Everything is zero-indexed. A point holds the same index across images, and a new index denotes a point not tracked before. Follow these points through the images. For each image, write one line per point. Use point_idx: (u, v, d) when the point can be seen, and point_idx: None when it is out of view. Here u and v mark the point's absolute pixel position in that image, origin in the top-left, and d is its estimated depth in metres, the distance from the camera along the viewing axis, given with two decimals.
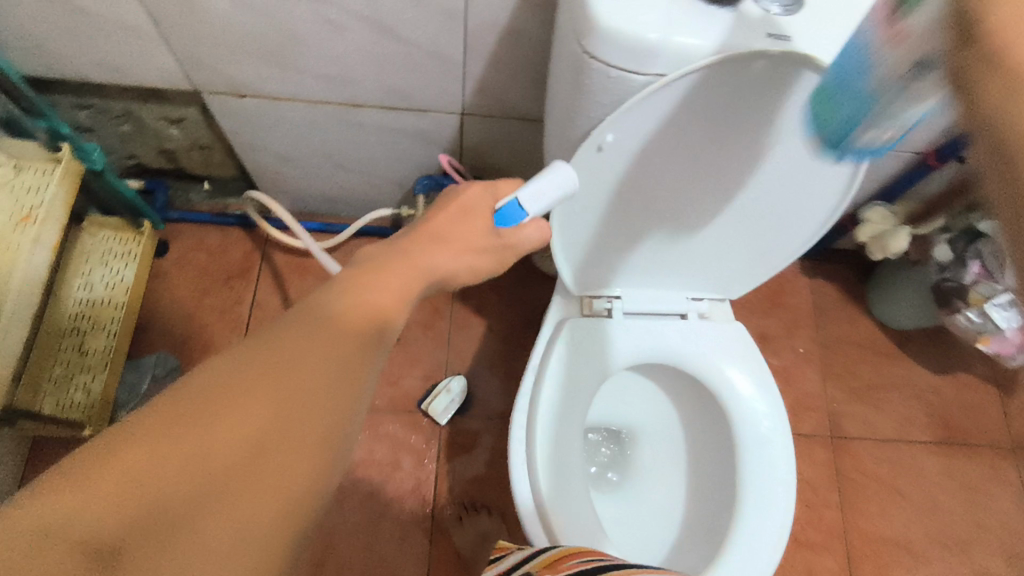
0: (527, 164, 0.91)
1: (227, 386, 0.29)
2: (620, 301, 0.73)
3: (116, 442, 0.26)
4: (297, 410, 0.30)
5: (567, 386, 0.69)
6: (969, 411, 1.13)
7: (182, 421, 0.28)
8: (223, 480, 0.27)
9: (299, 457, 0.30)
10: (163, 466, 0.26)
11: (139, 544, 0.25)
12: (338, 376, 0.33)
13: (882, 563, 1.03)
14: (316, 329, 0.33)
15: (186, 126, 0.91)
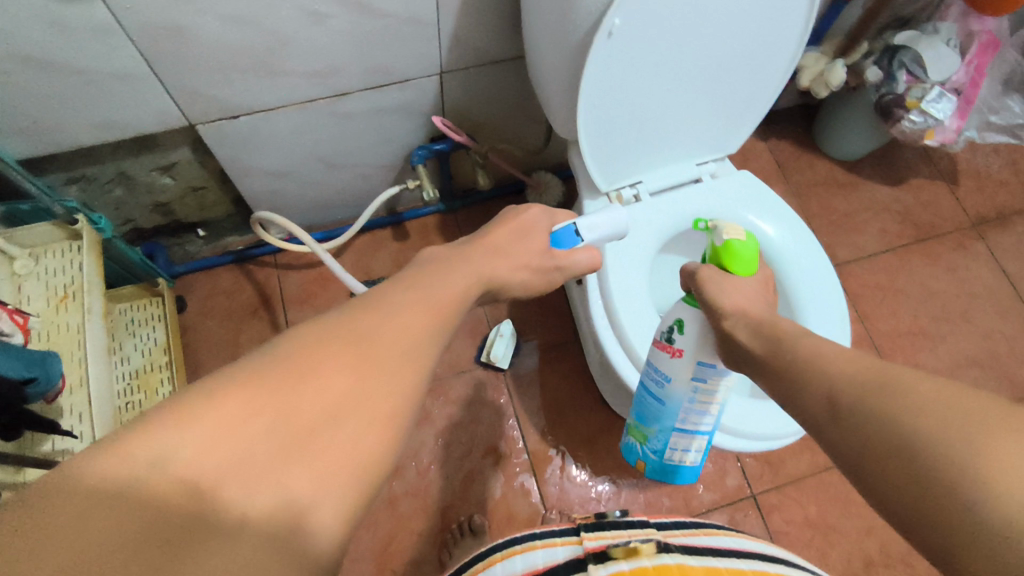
0: (507, 108, 0.98)
1: (312, 347, 0.32)
2: (642, 185, 0.83)
3: (218, 387, 0.29)
4: (371, 378, 0.32)
5: (627, 272, 0.79)
6: (929, 207, 1.29)
7: (276, 372, 0.30)
8: (306, 431, 0.29)
9: (368, 425, 0.30)
10: (254, 413, 0.28)
11: (227, 485, 0.26)
12: (406, 351, 0.34)
13: (906, 353, 1.17)
14: (392, 313, 0.36)
15: (178, 171, 0.93)
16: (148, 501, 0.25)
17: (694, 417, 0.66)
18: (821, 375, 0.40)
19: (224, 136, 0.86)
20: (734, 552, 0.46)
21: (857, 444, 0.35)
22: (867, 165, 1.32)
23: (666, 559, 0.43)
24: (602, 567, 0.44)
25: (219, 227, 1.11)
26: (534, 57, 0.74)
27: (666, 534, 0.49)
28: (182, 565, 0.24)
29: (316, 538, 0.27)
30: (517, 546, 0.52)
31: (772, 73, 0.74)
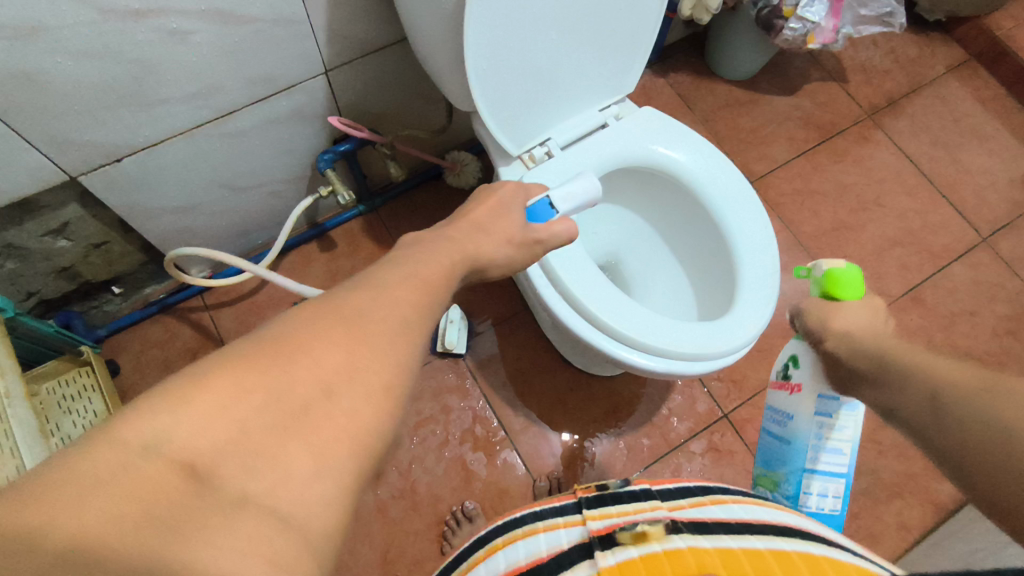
0: (404, 92, 0.96)
1: (297, 330, 0.33)
2: (552, 141, 0.83)
3: (216, 372, 0.30)
4: (361, 358, 0.33)
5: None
6: (827, 107, 1.35)
7: (268, 357, 0.31)
8: (299, 407, 0.30)
9: (360, 401, 0.31)
10: (247, 393, 0.29)
11: (225, 462, 0.28)
12: (389, 332, 0.35)
13: (834, 248, 1.23)
14: (373, 301, 0.36)
15: (72, 229, 0.87)
16: (149, 479, 0.26)
17: (826, 459, 0.57)
18: (930, 385, 0.41)
19: (112, 181, 0.81)
20: (748, 524, 0.44)
21: (972, 462, 0.36)
22: (763, 79, 1.36)
23: (675, 542, 0.42)
24: (608, 556, 0.44)
25: (135, 279, 1.05)
26: (413, 32, 0.72)
27: (671, 510, 0.49)
28: (190, 536, 0.25)
29: (320, 509, 0.28)
30: (537, 526, 0.54)
31: (649, 5, 0.75)
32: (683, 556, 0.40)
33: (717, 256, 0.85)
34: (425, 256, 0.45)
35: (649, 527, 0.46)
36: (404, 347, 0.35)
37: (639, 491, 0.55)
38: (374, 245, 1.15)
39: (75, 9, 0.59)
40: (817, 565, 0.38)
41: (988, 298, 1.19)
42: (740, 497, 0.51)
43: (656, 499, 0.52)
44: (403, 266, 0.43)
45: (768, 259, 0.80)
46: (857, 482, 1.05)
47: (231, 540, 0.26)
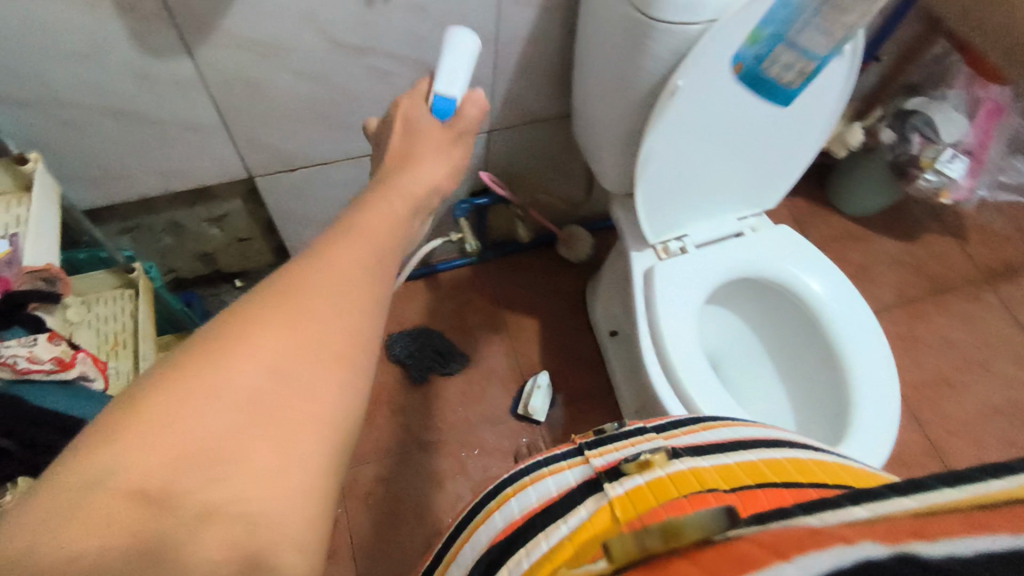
0: (547, 162, 1.03)
1: (240, 327, 0.32)
2: (687, 238, 0.86)
3: (156, 391, 0.29)
4: (308, 343, 0.33)
5: (679, 318, 0.80)
6: (941, 261, 1.34)
7: (217, 353, 0.31)
8: (248, 405, 0.30)
9: (314, 374, 0.32)
10: (187, 407, 0.29)
11: (179, 480, 0.27)
12: (338, 298, 0.35)
13: (933, 403, 1.18)
14: (316, 274, 0.36)
15: (227, 221, 0.93)
16: (99, 514, 0.26)
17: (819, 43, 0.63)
18: None
19: (280, 186, 0.88)
20: (734, 445, 0.49)
21: None
22: (879, 219, 1.37)
23: (678, 466, 0.46)
24: (618, 486, 0.45)
25: (257, 277, 1.11)
26: (591, 113, 0.79)
27: (667, 437, 0.51)
28: (161, 563, 0.26)
29: (287, 502, 0.29)
30: (539, 470, 0.52)
31: (813, 134, 0.79)
32: (690, 482, 0.43)
33: (826, 379, 0.84)
34: (397, 203, 0.44)
35: (653, 454, 0.47)
36: (348, 311, 0.35)
37: (636, 427, 0.54)
38: (476, 294, 1.19)
39: (314, 40, 0.68)
40: (810, 470, 0.45)
41: None
42: (729, 422, 0.55)
43: (648, 431, 0.53)
44: (367, 218, 0.41)
45: (889, 396, 0.78)
46: None
47: (205, 561, 0.26)
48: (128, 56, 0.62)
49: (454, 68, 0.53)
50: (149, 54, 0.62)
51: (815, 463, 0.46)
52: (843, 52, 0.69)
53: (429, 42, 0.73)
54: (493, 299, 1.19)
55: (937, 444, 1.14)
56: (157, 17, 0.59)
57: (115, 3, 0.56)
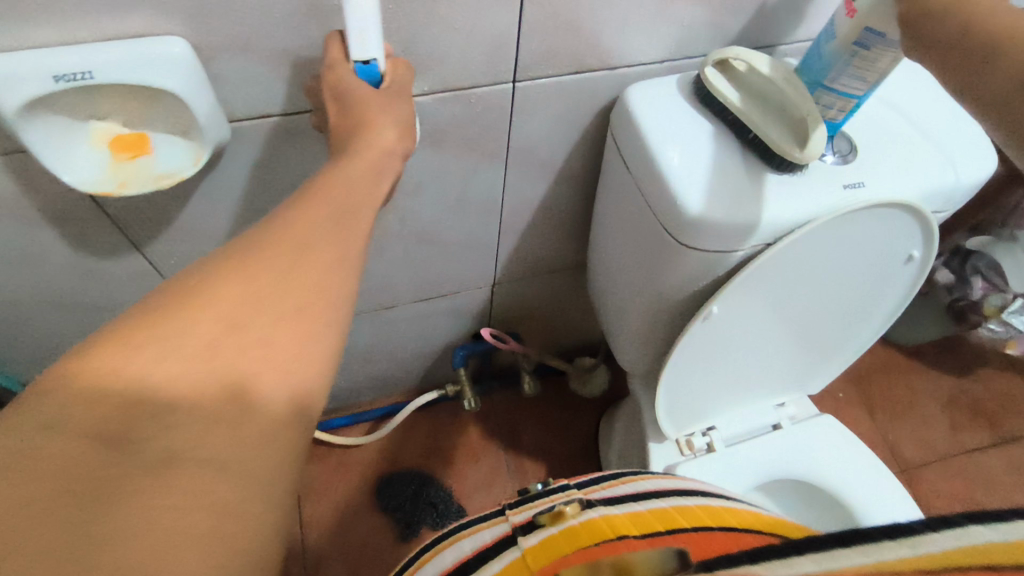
0: (558, 307, 0.92)
1: (205, 278, 0.31)
2: (715, 432, 0.74)
3: (108, 344, 0.27)
4: (268, 290, 0.31)
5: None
6: (1002, 403, 1.19)
7: (177, 309, 0.29)
8: (209, 347, 0.29)
9: (281, 328, 0.31)
10: (148, 348, 0.27)
11: (137, 422, 0.26)
12: (305, 245, 0.33)
13: None
14: (280, 228, 0.34)
15: None
16: (58, 455, 0.24)
17: (847, 78, 0.45)
18: None
19: None
20: (656, 494, 0.44)
21: None
22: (929, 350, 1.24)
23: (590, 513, 0.39)
24: (533, 536, 0.38)
25: None
26: (609, 296, 0.69)
27: (586, 493, 0.44)
28: (119, 499, 0.24)
29: (251, 454, 0.28)
30: (449, 539, 0.42)
31: (869, 328, 0.67)
32: (606, 528, 0.37)
33: None
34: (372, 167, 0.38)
35: (566, 505, 0.40)
36: (321, 264, 0.33)
37: (557, 486, 0.46)
38: (477, 431, 1.08)
39: None
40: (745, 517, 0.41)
41: None
42: (647, 475, 0.49)
43: (570, 487, 0.45)
44: (329, 182, 0.36)
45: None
46: None
47: (167, 499, 0.25)
48: (65, 257, 0.53)
49: (362, 21, 0.37)
50: (91, 254, 0.53)
51: (736, 510, 0.42)
52: (909, 259, 0.57)
53: (423, 216, 0.64)
54: (495, 438, 1.08)
55: None
56: (99, 225, 0.50)
57: (46, 216, 0.48)
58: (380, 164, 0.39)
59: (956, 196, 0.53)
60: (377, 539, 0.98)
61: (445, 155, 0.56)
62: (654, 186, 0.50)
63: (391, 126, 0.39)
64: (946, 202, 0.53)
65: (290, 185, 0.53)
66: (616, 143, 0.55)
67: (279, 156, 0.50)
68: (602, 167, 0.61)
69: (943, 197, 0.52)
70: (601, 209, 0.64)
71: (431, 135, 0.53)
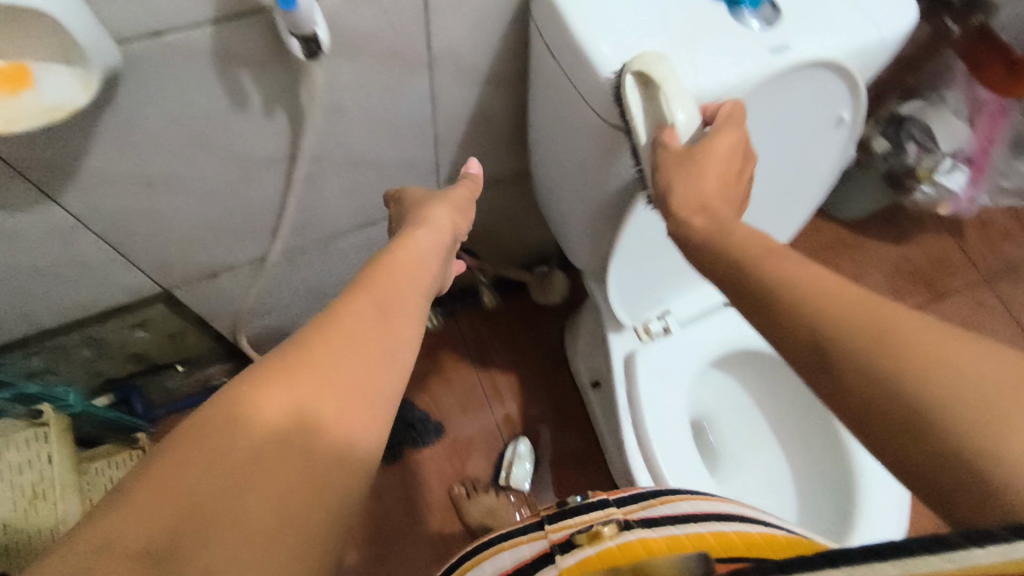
0: (509, 218, 0.91)
1: (252, 382, 0.34)
2: (671, 314, 0.77)
3: (196, 423, 0.32)
4: (300, 385, 0.35)
5: (666, 414, 0.73)
6: (940, 264, 1.25)
7: (243, 379, 0.34)
8: (248, 459, 0.31)
9: (327, 411, 0.35)
10: (190, 469, 0.30)
11: (179, 543, 0.28)
12: (343, 347, 0.37)
13: None
14: (317, 332, 0.38)
15: (153, 323, 0.83)
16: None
17: None
18: (873, 340, 0.30)
19: (203, 292, 0.76)
20: (693, 516, 0.41)
21: (855, 389, 0.30)
22: (873, 225, 1.27)
23: (627, 536, 0.39)
24: (569, 556, 0.39)
25: (201, 361, 1.00)
26: (554, 197, 0.68)
27: (625, 512, 0.43)
28: None
29: (305, 519, 0.32)
30: (490, 548, 0.44)
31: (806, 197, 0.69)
32: (640, 549, 0.37)
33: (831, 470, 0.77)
34: (421, 253, 0.47)
35: (603, 525, 0.41)
36: (358, 369, 0.37)
37: (595, 502, 0.45)
38: (447, 351, 1.10)
39: (209, 161, 0.56)
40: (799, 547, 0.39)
41: None
42: (687, 495, 0.46)
43: (608, 503, 0.44)
44: (380, 266, 0.44)
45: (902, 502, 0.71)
46: None
47: None
48: None
49: None
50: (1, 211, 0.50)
51: (785, 539, 0.40)
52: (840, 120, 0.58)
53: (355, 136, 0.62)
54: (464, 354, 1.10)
55: None
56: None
57: None
58: (427, 253, 0.48)
59: (880, 52, 0.53)
60: None
61: (363, 63, 0.53)
62: (581, 72, 0.49)
63: (440, 217, 0.52)
64: (870, 59, 0.53)
65: (201, 110, 0.50)
66: (539, 32, 0.53)
67: (183, 79, 0.47)
68: (530, 130, 0.66)
69: (869, 52, 0.52)
70: (533, 108, 0.62)
71: (343, 43, 0.50)
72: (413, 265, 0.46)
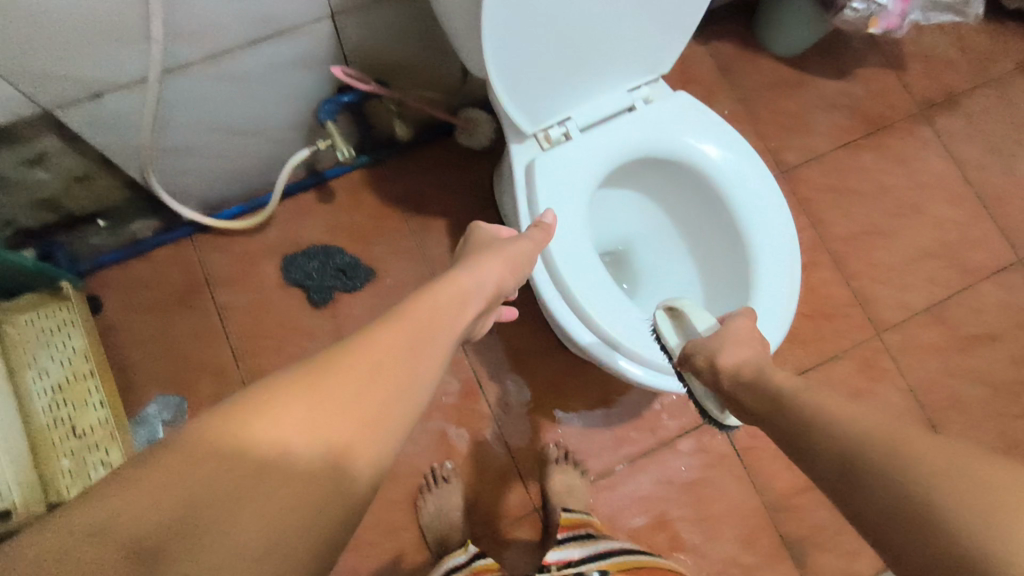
0: (420, 44, 0.87)
1: (273, 393, 0.38)
2: (571, 121, 0.76)
3: (215, 419, 0.36)
4: (317, 408, 0.38)
5: (570, 237, 0.73)
6: (878, 97, 1.23)
7: (272, 388, 0.38)
8: (251, 469, 0.35)
9: (330, 446, 0.37)
10: (195, 465, 0.34)
11: (169, 543, 0.32)
12: (366, 382, 0.40)
13: (859, 254, 1.16)
14: (346, 358, 0.41)
15: (51, 161, 0.81)
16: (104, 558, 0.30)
17: None
18: (893, 467, 0.38)
19: (93, 117, 0.74)
20: None
21: (874, 493, 0.39)
22: (814, 59, 1.23)
23: None
24: None
25: (123, 213, 0.99)
26: None
27: None
28: None
29: (290, 547, 0.34)
30: None
31: None
32: None
33: (732, 266, 0.80)
34: (459, 310, 0.52)
35: None
36: (371, 397, 0.40)
37: None
38: (376, 200, 1.09)
39: None
40: None
41: (1008, 327, 1.14)
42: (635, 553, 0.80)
43: None
44: (418, 306, 0.49)
45: (789, 287, 0.74)
46: None
47: None
48: None
49: None
50: None
51: None
52: None
53: None
54: (394, 203, 1.10)
55: (861, 293, 1.14)
56: None
57: None
58: (463, 296, 0.53)
59: None
60: (298, 310, 1.04)
61: None
62: None
63: (493, 269, 0.59)
64: None
65: None
66: None
67: None
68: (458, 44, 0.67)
69: None
70: None
71: None
72: (448, 308, 0.51)
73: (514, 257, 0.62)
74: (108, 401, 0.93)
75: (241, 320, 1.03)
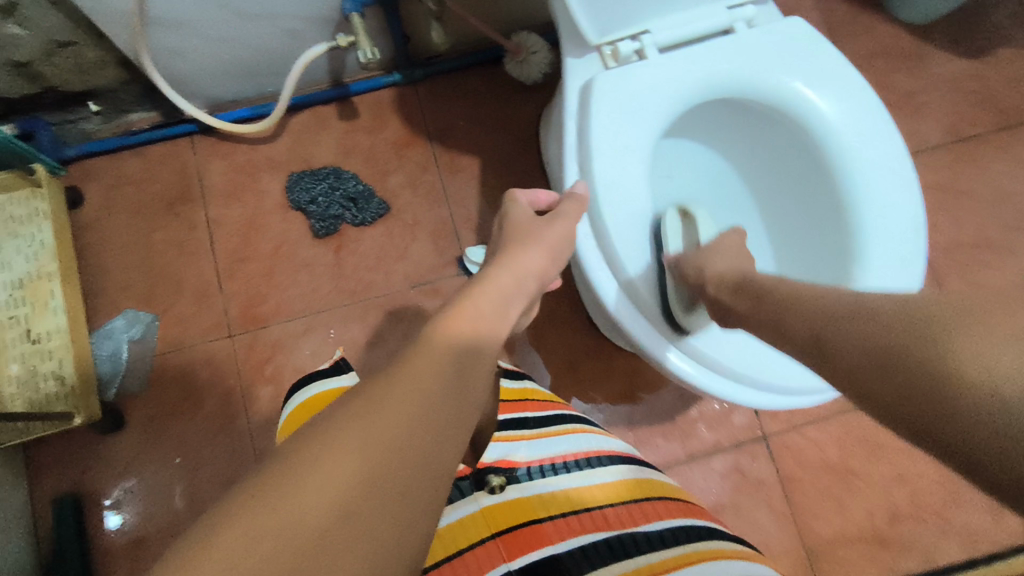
0: None
1: (310, 445, 0.30)
2: (648, 36, 0.59)
3: (247, 498, 0.28)
4: (368, 456, 0.29)
5: (624, 183, 0.56)
6: (1014, 86, 1.02)
7: (306, 443, 0.30)
8: (306, 547, 0.26)
9: (414, 476, 0.30)
10: (237, 559, 0.25)
11: None
12: (414, 417, 0.32)
13: (962, 270, 0.96)
14: (385, 387, 0.33)
15: (24, 13, 0.68)
16: None
17: None
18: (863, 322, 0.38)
19: None
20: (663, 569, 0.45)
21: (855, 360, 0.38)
22: (941, 30, 1.02)
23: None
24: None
25: (116, 98, 0.87)
26: None
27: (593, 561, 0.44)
28: None
29: None
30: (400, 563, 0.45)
31: None
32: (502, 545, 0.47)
33: (824, 250, 0.62)
34: (501, 312, 0.43)
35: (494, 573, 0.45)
36: (421, 431, 0.32)
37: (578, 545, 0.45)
38: (402, 126, 0.95)
39: None
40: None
41: None
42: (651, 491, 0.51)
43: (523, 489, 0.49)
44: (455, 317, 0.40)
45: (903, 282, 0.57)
46: (901, 559, 0.88)
47: None
48: None
49: None
50: None
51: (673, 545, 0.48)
52: None
53: None
54: (422, 132, 0.95)
55: None
56: None
57: None
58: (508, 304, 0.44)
59: None
60: (296, 237, 0.91)
61: None
62: None
63: (534, 257, 0.49)
64: None
65: None
66: None
67: None
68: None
69: None
70: None
71: None
72: (488, 317, 0.42)
73: (558, 239, 0.51)
74: (69, 306, 0.80)
75: (232, 239, 0.90)
